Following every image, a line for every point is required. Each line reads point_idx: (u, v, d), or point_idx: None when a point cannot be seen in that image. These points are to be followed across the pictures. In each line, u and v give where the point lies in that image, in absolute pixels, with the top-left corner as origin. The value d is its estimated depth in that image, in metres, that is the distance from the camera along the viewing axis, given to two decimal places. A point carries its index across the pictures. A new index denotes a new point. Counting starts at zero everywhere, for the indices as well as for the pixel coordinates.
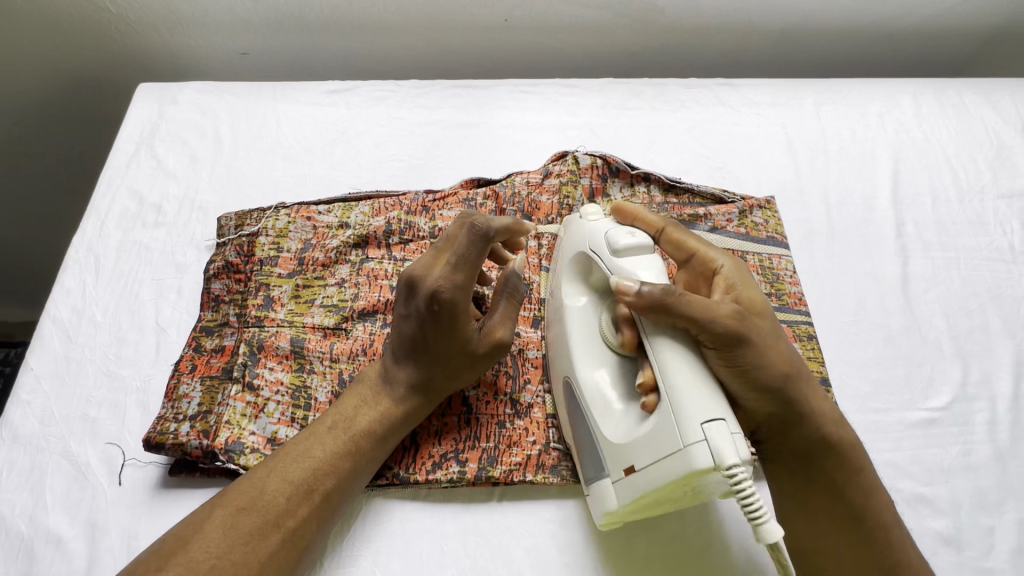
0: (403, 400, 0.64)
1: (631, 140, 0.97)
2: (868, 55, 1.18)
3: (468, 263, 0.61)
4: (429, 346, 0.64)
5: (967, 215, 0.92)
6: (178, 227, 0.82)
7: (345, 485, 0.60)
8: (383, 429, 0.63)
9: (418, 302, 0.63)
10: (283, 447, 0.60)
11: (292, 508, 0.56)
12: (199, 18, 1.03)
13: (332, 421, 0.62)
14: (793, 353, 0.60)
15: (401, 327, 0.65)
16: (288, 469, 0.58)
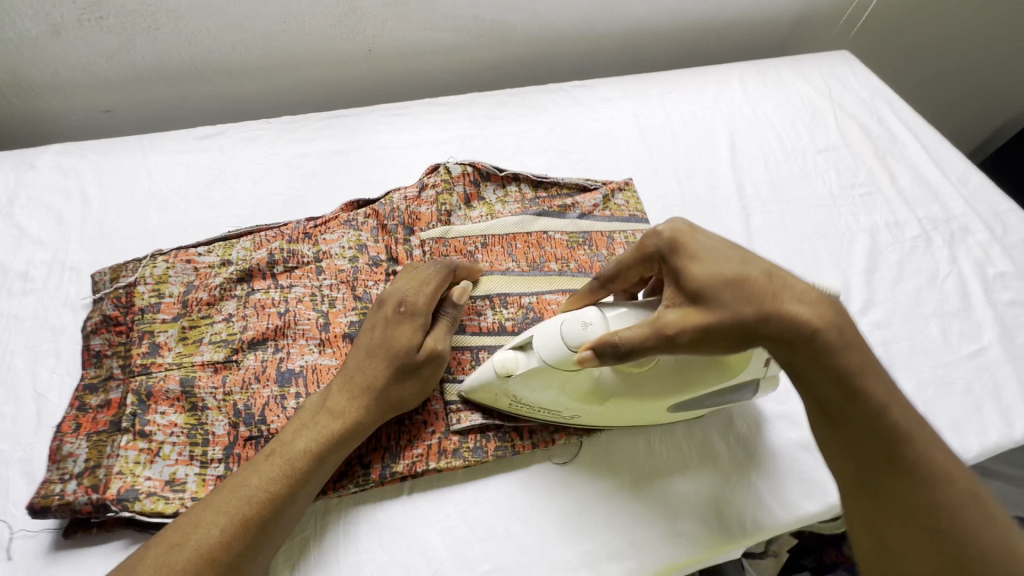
0: (347, 412, 0.65)
1: (500, 145, 1.05)
2: (702, 47, 1.35)
3: (432, 278, 0.72)
4: (388, 350, 0.68)
5: (793, 170, 1.08)
6: (49, 291, 0.80)
7: (286, 510, 0.60)
8: (322, 449, 0.63)
9: (384, 312, 0.71)
10: (222, 482, 0.61)
11: (228, 541, 0.56)
12: (52, 81, 1.01)
13: (271, 447, 0.63)
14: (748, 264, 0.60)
15: (362, 340, 0.70)
16: (223, 502, 0.58)
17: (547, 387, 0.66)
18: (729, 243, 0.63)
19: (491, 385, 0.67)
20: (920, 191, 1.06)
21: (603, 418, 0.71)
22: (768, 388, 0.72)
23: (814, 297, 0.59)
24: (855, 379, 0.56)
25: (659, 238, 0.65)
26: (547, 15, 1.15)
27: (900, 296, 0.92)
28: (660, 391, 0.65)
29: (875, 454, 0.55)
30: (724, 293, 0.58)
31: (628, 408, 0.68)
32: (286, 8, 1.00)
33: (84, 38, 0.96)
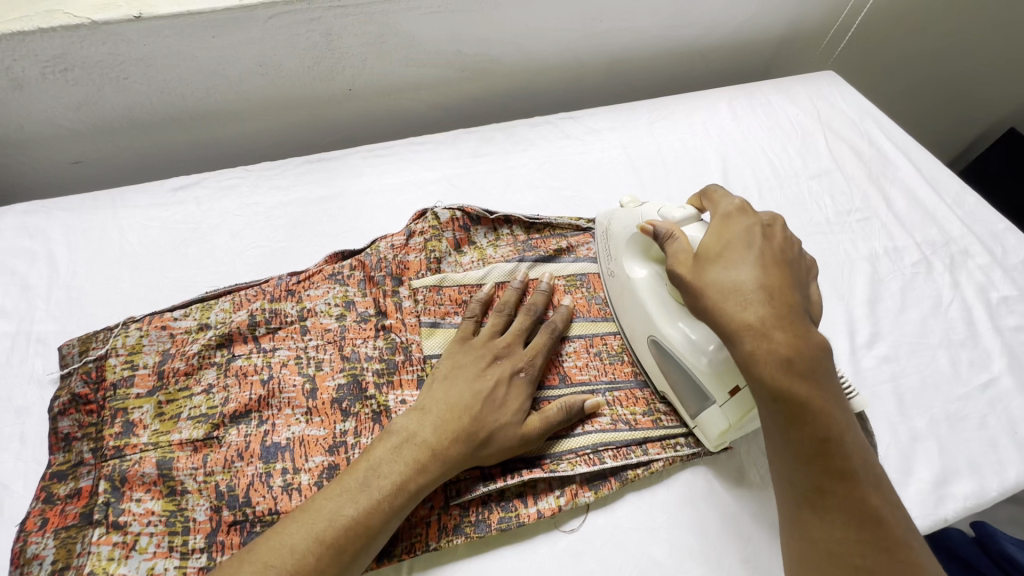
0: (449, 455, 0.64)
1: (489, 184, 1.02)
2: (687, 72, 1.34)
3: (544, 347, 0.75)
4: (499, 408, 0.69)
5: (788, 198, 1.06)
6: (13, 366, 0.75)
7: (372, 543, 0.59)
8: (416, 486, 0.62)
9: (501, 369, 0.72)
10: (278, 529, 0.57)
11: (315, 572, 0.55)
12: (15, 135, 0.97)
13: (365, 475, 0.61)
14: (767, 272, 0.60)
15: (462, 381, 0.70)
16: (316, 526, 0.57)
17: (625, 231, 0.79)
18: (766, 250, 0.62)
19: (615, 215, 0.83)
20: (916, 213, 1.04)
21: (617, 300, 0.80)
22: (710, 430, 0.70)
23: (788, 320, 0.57)
24: (832, 445, 0.54)
25: (729, 205, 0.69)
26: (531, 47, 1.13)
27: (905, 326, 0.90)
28: (658, 301, 0.73)
29: (846, 539, 0.52)
30: (712, 268, 0.62)
31: (631, 302, 0.76)
32: (261, 51, 0.96)
33: (48, 91, 0.91)
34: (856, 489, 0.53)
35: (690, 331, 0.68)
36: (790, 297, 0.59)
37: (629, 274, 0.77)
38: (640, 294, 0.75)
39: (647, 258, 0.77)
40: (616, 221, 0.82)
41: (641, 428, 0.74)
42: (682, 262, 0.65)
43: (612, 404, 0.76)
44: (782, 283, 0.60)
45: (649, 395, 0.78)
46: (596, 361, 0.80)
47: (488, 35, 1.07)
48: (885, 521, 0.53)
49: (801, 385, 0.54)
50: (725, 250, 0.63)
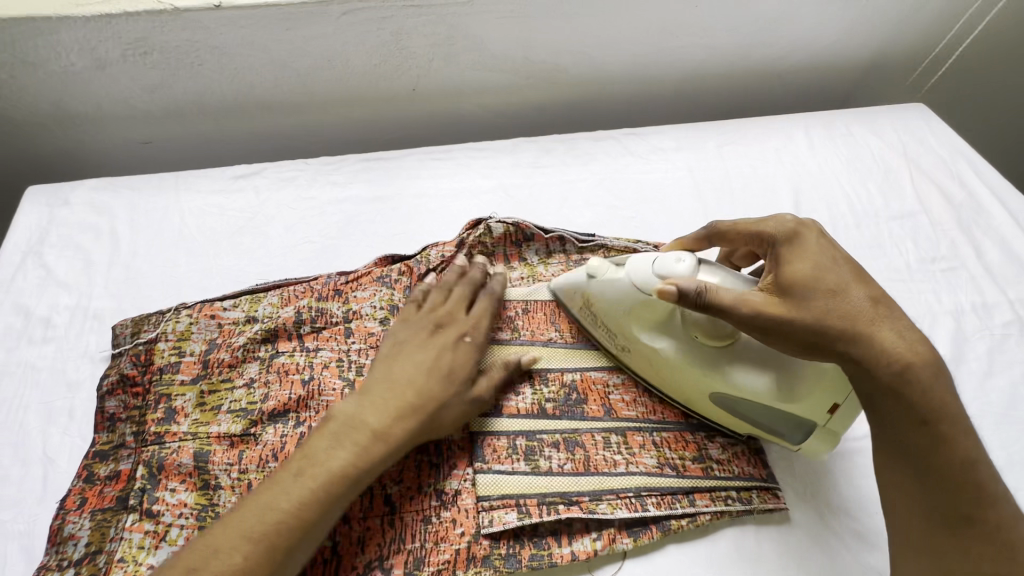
0: (395, 432, 0.63)
1: (545, 198, 0.98)
2: (762, 94, 1.26)
3: (489, 311, 0.75)
4: (446, 378, 0.67)
5: (865, 239, 0.98)
6: (69, 340, 0.76)
7: (315, 528, 0.59)
8: (357, 472, 0.61)
9: (445, 337, 0.70)
10: (240, 505, 0.58)
11: (252, 567, 0.55)
12: (93, 113, 1.00)
13: (298, 466, 0.60)
14: (852, 284, 0.59)
15: (413, 356, 0.68)
16: (273, 510, 0.57)
17: (617, 304, 0.70)
18: (847, 262, 0.61)
19: (585, 284, 0.73)
20: (1011, 268, 0.95)
21: (648, 371, 0.73)
22: (818, 447, 0.69)
23: (915, 333, 0.57)
24: (941, 425, 0.54)
25: (781, 224, 0.66)
26: (599, 58, 1.09)
27: (991, 393, 0.81)
28: (704, 355, 0.67)
29: (952, 512, 0.54)
30: (811, 302, 0.58)
31: (648, 354, 0.70)
32: (331, 46, 0.96)
33: (127, 72, 0.94)
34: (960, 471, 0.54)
35: (754, 365, 0.65)
36: (895, 305, 0.60)
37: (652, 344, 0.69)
38: (682, 356, 0.68)
39: (657, 323, 0.69)
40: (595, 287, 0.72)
41: (689, 475, 0.69)
42: (781, 300, 0.60)
43: (659, 446, 0.71)
44: (881, 293, 0.60)
45: (700, 438, 0.73)
46: (644, 399, 0.75)
47: (558, 43, 1.04)
48: (993, 501, 0.53)
49: (922, 375, 0.55)
50: (820, 272, 0.60)
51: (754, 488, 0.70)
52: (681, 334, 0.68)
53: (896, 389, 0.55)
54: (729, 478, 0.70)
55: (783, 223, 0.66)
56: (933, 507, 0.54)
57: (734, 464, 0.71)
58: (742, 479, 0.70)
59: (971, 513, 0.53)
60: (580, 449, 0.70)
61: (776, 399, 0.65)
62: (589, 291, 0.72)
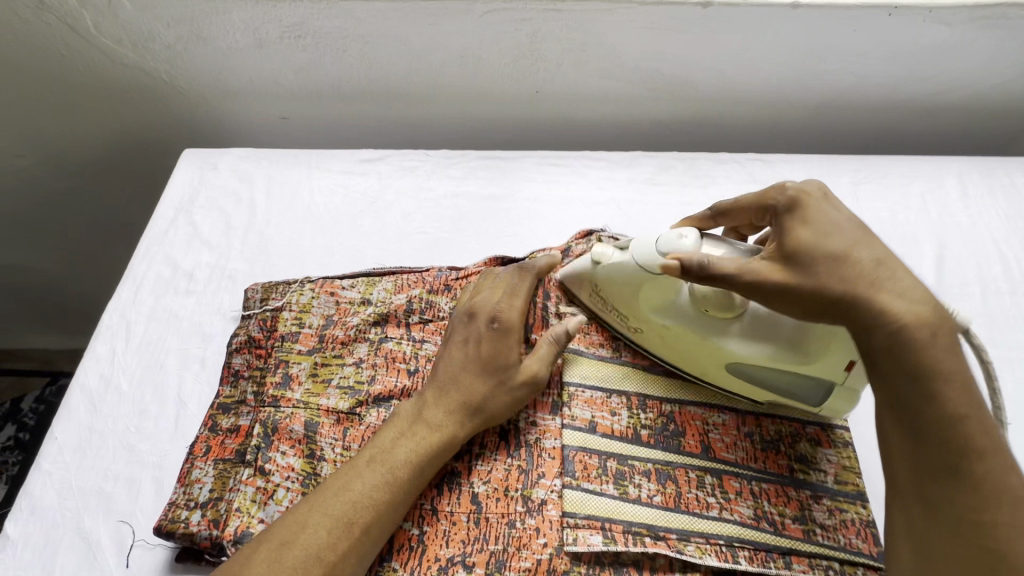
0: (451, 424, 0.66)
1: (659, 217, 0.95)
2: (909, 131, 1.15)
3: (525, 291, 0.73)
4: (487, 370, 0.68)
5: (1020, 308, 0.87)
6: (207, 295, 0.84)
7: (390, 515, 0.62)
8: (424, 460, 0.64)
9: (481, 332, 0.70)
10: (323, 483, 0.63)
11: (334, 544, 0.58)
12: (245, 87, 1.09)
13: (369, 454, 0.64)
14: (862, 248, 0.55)
15: (458, 355, 0.70)
16: (350, 492, 0.61)
17: (624, 284, 0.71)
18: (853, 222, 0.57)
19: (591, 270, 0.74)
20: None
21: (659, 346, 0.73)
22: (840, 406, 0.68)
23: (918, 290, 0.52)
24: (932, 376, 0.49)
25: (783, 192, 0.63)
26: (735, 76, 1.04)
27: None
28: (714, 325, 0.68)
29: (940, 466, 0.48)
30: (815, 265, 0.55)
31: (655, 327, 0.71)
32: (466, 44, 0.99)
33: (281, 53, 1.02)
34: (951, 424, 0.48)
35: (754, 336, 0.66)
36: (903, 265, 0.54)
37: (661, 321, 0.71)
38: (688, 327, 0.69)
39: (665, 299, 0.70)
40: (600, 271, 0.73)
41: (787, 534, 0.65)
42: (782, 269, 0.57)
43: (758, 497, 0.67)
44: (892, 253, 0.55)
45: (805, 497, 0.67)
46: (746, 443, 0.70)
47: (693, 58, 1.00)
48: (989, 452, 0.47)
49: (917, 333, 0.50)
50: (823, 236, 0.56)
51: (859, 563, 0.64)
52: (689, 306, 0.69)
53: (883, 340, 0.51)
54: (833, 547, 0.65)
55: (785, 191, 0.63)
56: (917, 452, 0.49)
57: (841, 533, 0.66)
58: (848, 551, 0.64)
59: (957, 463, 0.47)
60: (672, 483, 0.67)
61: (790, 360, 0.65)
62: (595, 276, 0.74)
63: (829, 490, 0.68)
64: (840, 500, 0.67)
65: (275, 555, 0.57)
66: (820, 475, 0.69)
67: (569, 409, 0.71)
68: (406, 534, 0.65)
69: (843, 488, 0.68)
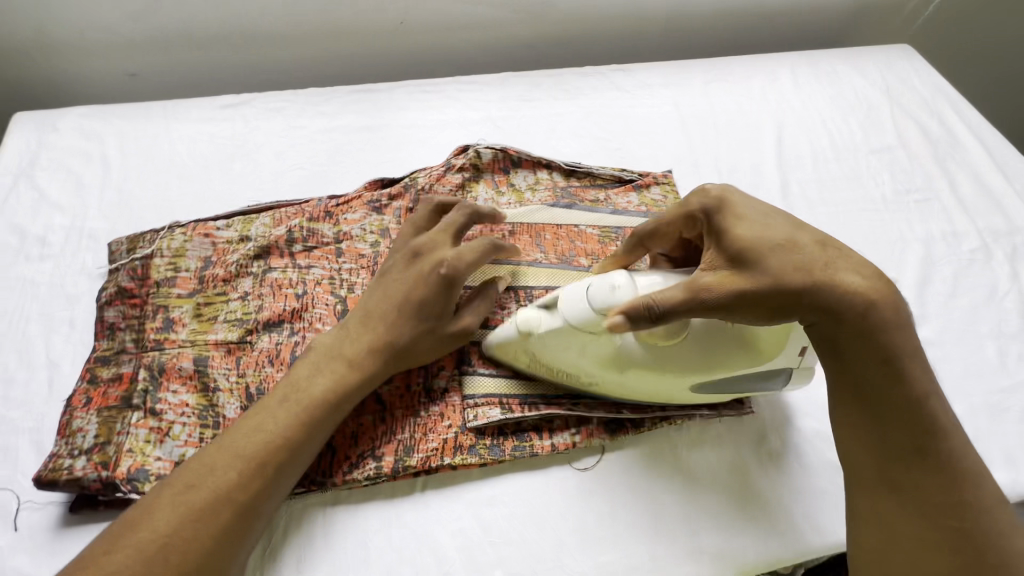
0: (370, 361, 0.66)
1: (532, 130, 0.99)
2: (751, 35, 1.27)
3: (476, 248, 0.69)
4: (416, 313, 0.68)
5: (843, 172, 1.01)
6: (66, 257, 0.78)
7: (304, 452, 0.61)
8: (337, 396, 0.64)
9: (420, 267, 0.70)
10: (233, 427, 0.61)
11: (245, 482, 0.57)
12: (79, 41, 0.99)
13: (283, 394, 0.63)
14: (784, 240, 0.55)
15: (389, 290, 0.70)
16: (264, 430, 0.60)
17: (565, 347, 0.64)
18: (782, 216, 0.58)
19: (523, 342, 0.66)
20: (982, 200, 0.98)
21: (619, 389, 0.68)
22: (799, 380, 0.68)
23: (859, 265, 0.56)
24: (901, 361, 0.54)
25: (706, 196, 0.61)
26: None
27: (953, 312, 0.85)
28: (678, 360, 0.61)
29: (910, 448, 0.54)
30: (769, 259, 0.54)
31: (609, 379, 0.65)
32: None
33: None
34: (918, 408, 0.54)
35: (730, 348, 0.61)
36: (838, 245, 0.57)
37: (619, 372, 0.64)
38: (648, 371, 0.63)
39: (611, 350, 0.63)
40: (535, 341, 0.65)
41: None
42: (737, 274, 0.55)
43: None
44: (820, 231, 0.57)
45: None
46: None
47: None
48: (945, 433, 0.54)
49: (886, 311, 0.54)
50: (764, 232, 0.56)
51: None
52: (635, 350, 0.62)
53: (860, 330, 0.54)
54: None
55: (708, 195, 0.61)
56: (889, 436, 0.55)
57: None
58: None
59: (925, 444, 0.54)
60: None
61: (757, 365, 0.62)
62: (529, 345, 0.66)
63: None
64: None
65: (184, 495, 0.55)
66: None
67: None
68: None
69: None
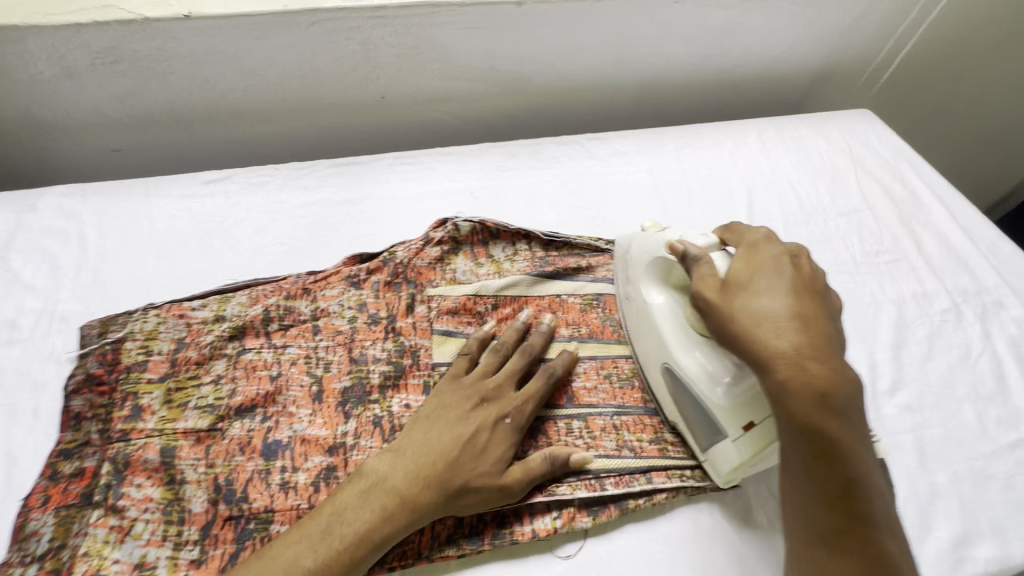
0: (420, 504, 0.63)
1: (511, 200, 1.02)
2: (719, 101, 1.33)
3: (537, 393, 0.72)
4: (477, 455, 0.66)
5: (814, 235, 1.03)
6: (35, 342, 0.77)
7: None
8: (381, 535, 0.61)
9: (486, 413, 0.69)
10: (264, 556, 0.58)
11: None
12: (64, 120, 1.01)
13: (327, 523, 0.60)
14: (774, 287, 0.60)
15: (451, 425, 0.68)
16: (299, 565, 0.57)
17: (643, 254, 0.76)
18: (798, 279, 0.61)
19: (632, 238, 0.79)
20: (949, 259, 1.01)
21: (635, 328, 0.78)
22: (722, 467, 0.68)
23: (823, 352, 0.55)
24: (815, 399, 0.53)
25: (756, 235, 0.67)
26: (564, 67, 1.14)
27: (931, 375, 0.86)
28: (680, 333, 0.70)
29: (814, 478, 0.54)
30: (739, 296, 0.60)
31: (648, 327, 0.74)
32: (299, 56, 1.00)
33: (97, 81, 0.96)
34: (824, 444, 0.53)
35: (707, 363, 0.66)
36: (819, 320, 0.58)
37: (647, 300, 0.74)
38: (659, 322, 0.72)
39: (672, 287, 0.74)
40: (635, 244, 0.78)
41: (646, 456, 0.73)
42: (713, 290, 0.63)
43: (619, 429, 0.74)
44: (811, 316, 0.58)
45: (657, 421, 0.76)
46: (605, 385, 0.78)
47: (521, 54, 1.09)
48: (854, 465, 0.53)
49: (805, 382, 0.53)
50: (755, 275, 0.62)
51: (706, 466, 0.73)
52: (683, 302, 0.72)
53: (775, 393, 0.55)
54: (684, 460, 0.73)
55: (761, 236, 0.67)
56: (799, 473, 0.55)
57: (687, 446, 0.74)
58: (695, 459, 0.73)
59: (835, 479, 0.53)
60: (542, 436, 0.73)
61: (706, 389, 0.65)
62: (632, 245, 0.79)
63: None
64: None
65: None
66: None
67: None
68: None
69: None
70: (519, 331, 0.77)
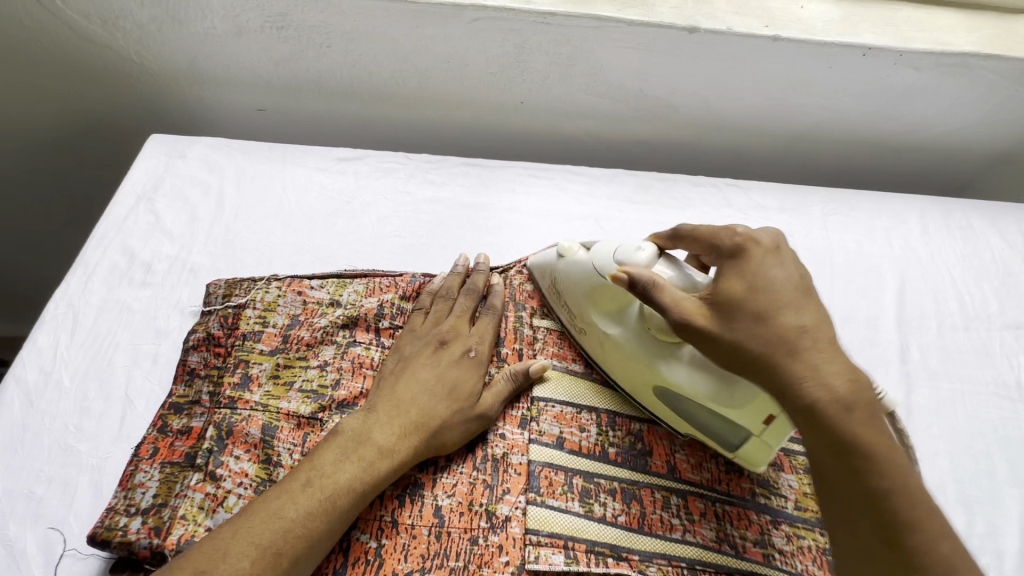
0: (401, 452, 0.63)
1: (636, 236, 0.96)
2: (876, 166, 1.20)
3: (491, 326, 0.75)
4: (449, 395, 0.67)
5: (973, 344, 0.90)
6: (165, 290, 0.80)
7: (324, 543, 0.57)
8: (365, 485, 0.60)
9: (451, 352, 0.71)
10: (256, 505, 0.57)
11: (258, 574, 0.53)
12: (222, 74, 1.05)
13: (308, 476, 0.59)
14: (772, 302, 0.56)
15: (418, 370, 0.68)
16: (285, 518, 0.56)
17: (579, 285, 0.73)
18: (786, 284, 0.57)
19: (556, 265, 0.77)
20: None
21: (602, 356, 0.73)
22: (756, 456, 0.66)
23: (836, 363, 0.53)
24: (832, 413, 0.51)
25: (731, 234, 0.61)
26: (716, 104, 1.07)
27: None
28: (652, 347, 0.67)
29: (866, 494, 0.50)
30: (743, 319, 0.55)
31: (619, 356, 0.70)
32: (452, 50, 0.98)
33: (260, 43, 0.99)
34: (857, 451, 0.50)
35: (697, 369, 0.64)
36: (827, 330, 0.55)
37: (607, 331, 0.70)
38: (630, 342, 0.68)
39: (617, 308, 0.70)
40: (560, 277, 0.75)
41: (749, 558, 0.65)
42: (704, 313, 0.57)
43: (721, 520, 0.67)
44: (793, 307, 0.56)
45: (766, 521, 0.68)
46: (710, 464, 0.71)
47: (675, 83, 1.02)
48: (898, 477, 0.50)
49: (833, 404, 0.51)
50: (754, 292, 0.56)
51: None
52: (635, 323, 0.69)
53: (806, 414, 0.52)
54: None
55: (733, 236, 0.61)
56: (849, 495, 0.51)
57: (799, 559, 0.66)
58: None
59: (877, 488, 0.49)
60: (637, 505, 0.67)
61: (715, 402, 0.62)
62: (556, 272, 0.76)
63: (789, 516, 0.68)
64: (798, 526, 0.68)
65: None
66: (780, 500, 0.69)
67: (537, 423, 0.71)
68: (362, 547, 0.63)
69: (801, 515, 0.69)
70: (460, 274, 0.80)
